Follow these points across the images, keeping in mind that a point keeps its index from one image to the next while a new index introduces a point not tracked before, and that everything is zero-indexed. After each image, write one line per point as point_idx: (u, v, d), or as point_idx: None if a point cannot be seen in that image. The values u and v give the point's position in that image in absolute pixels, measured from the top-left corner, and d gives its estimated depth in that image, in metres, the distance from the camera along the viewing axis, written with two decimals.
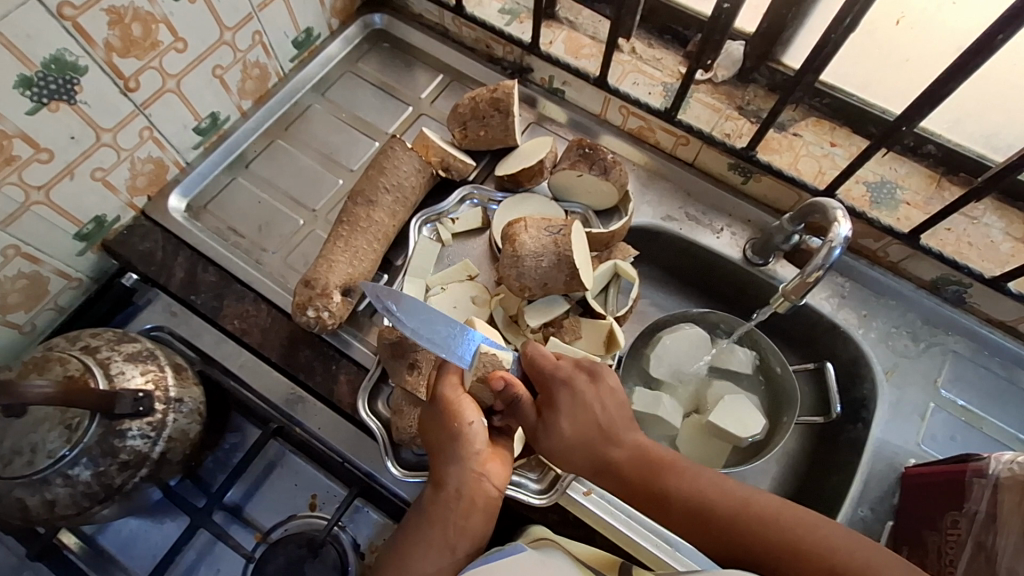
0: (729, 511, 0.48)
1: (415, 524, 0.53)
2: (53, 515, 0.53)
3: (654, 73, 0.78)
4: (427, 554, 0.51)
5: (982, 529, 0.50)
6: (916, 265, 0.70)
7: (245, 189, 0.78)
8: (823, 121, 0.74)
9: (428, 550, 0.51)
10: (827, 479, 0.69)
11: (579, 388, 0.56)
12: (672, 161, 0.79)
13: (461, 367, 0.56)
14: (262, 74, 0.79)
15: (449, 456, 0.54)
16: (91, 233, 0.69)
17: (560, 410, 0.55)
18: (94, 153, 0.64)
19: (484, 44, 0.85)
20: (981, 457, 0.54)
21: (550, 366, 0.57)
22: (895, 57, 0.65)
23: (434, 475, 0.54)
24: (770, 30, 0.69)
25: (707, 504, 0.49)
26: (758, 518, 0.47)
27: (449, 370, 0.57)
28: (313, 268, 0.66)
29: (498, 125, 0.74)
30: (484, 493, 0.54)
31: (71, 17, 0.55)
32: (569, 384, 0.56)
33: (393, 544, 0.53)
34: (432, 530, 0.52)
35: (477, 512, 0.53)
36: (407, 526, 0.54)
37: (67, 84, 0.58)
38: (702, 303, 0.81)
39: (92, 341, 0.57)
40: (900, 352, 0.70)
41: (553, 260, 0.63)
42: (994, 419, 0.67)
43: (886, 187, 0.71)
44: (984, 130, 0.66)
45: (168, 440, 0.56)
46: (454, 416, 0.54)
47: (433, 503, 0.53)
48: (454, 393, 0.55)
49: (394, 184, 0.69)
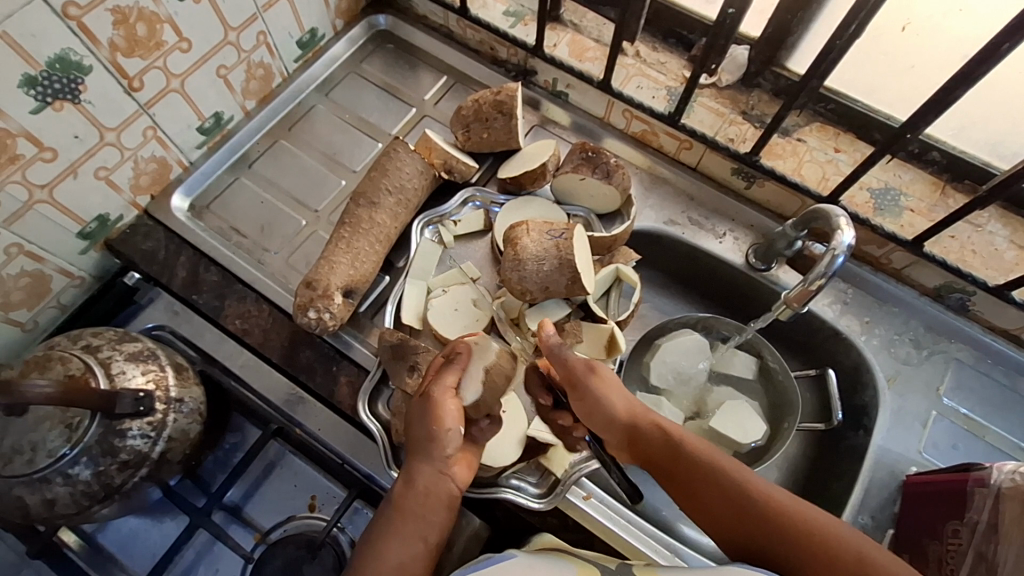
0: (759, 501, 0.47)
1: (385, 514, 0.52)
2: (52, 514, 0.53)
3: (658, 77, 0.78)
4: (398, 546, 0.50)
5: (983, 539, 0.50)
6: (920, 272, 0.70)
7: (247, 189, 0.78)
8: (828, 126, 0.74)
9: (393, 542, 0.50)
10: (828, 487, 0.68)
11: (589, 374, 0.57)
12: (676, 165, 0.78)
13: (454, 369, 0.55)
14: (266, 74, 0.79)
15: (424, 454, 0.53)
16: (94, 232, 0.69)
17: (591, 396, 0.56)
18: (97, 152, 0.64)
19: (488, 46, 0.84)
20: (983, 466, 0.54)
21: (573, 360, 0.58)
22: (901, 63, 0.65)
23: (407, 470, 0.54)
24: (775, 35, 0.69)
25: (740, 496, 0.48)
26: (789, 513, 0.46)
27: (439, 372, 0.55)
28: (314, 270, 0.66)
29: (501, 128, 0.74)
30: (447, 492, 0.54)
31: (75, 17, 0.55)
32: (590, 373, 0.57)
33: (366, 532, 0.53)
34: (400, 523, 0.51)
35: (442, 508, 0.53)
36: (378, 516, 0.53)
37: (70, 84, 0.58)
38: (704, 307, 0.81)
39: (93, 340, 0.57)
40: (902, 359, 0.70)
41: (554, 263, 0.63)
42: (996, 428, 0.67)
43: (890, 193, 0.71)
44: (989, 137, 0.65)
45: (168, 440, 0.56)
46: (436, 418, 0.53)
47: (403, 495, 0.52)
48: (444, 387, 0.54)
49: (397, 186, 0.69)
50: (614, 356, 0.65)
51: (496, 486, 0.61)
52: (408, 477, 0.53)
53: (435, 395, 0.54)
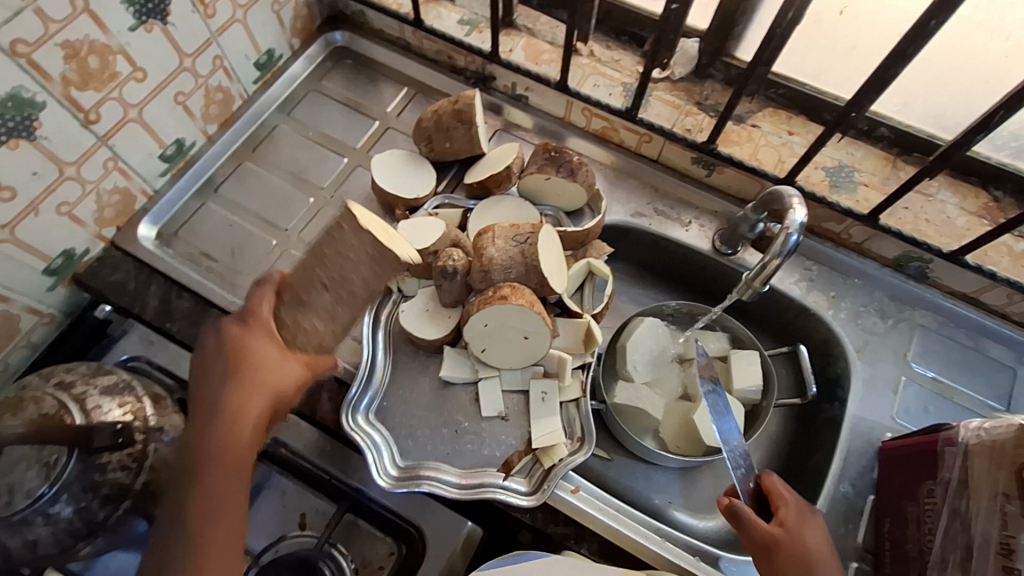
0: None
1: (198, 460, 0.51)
2: (35, 556, 0.53)
3: (613, 74, 0.80)
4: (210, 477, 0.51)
5: (956, 496, 0.53)
6: (879, 244, 0.72)
7: (214, 213, 0.78)
8: (780, 110, 0.76)
9: None
10: (808, 458, 0.71)
11: (230, 337, 0.55)
12: (638, 159, 0.80)
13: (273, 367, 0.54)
14: (225, 98, 0.79)
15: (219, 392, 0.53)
16: (60, 267, 0.68)
17: (800, 530, 0.55)
18: (58, 188, 0.63)
19: (446, 55, 0.86)
20: (950, 426, 0.56)
21: (237, 444, 0.52)
22: (843, 45, 0.68)
23: (228, 373, 0.54)
24: (722, 25, 0.71)
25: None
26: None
27: (257, 353, 0.54)
28: (201, 370, 0.55)
29: (462, 136, 0.75)
30: (242, 408, 0.53)
31: (25, 54, 0.55)
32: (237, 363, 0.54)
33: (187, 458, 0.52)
34: None
35: (244, 423, 0.53)
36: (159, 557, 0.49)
37: (25, 121, 0.57)
38: (677, 295, 0.82)
39: (66, 376, 0.56)
40: (869, 330, 0.72)
41: (521, 270, 0.64)
42: (964, 388, 0.69)
43: (844, 170, 0.73)
44: (933, 111, 0.69)
45: (150, 471, 0.56)
46: (238, 366, 0.54)
47: (230, 441, 0.52)
48: (249, 407, 0.53)
49: (337, 279, 0.52)
50: (592, 349, 0.66)
51: (485, 485, 0.62)
52: (232, 392, 0.53)
53: (220, 402, 0.53)
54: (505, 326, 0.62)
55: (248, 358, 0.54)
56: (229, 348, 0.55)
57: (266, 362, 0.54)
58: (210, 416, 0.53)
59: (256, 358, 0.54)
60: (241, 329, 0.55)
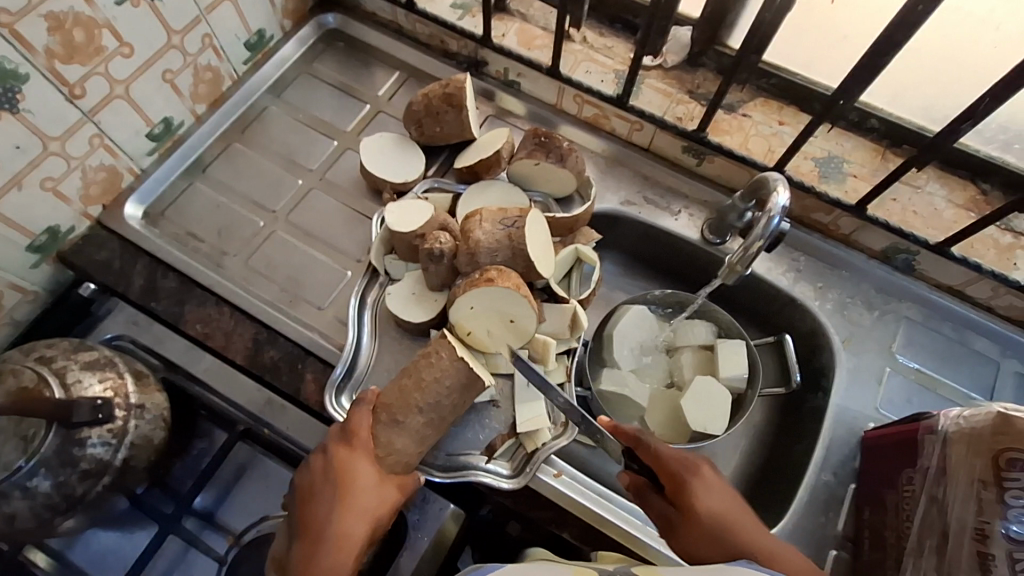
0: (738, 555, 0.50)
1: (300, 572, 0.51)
2: (14, 529, 0.53)
3: (605, 62, 0.79)
4: None
5: (933, 482, 0.53)
6: (866, 236, 0.72)
7: (202, 193, 0.78)
8: (771, 100, 0.76)
9: None
10: (791, 447, 0.71)
11: (334, 459, 0.56)
12: (629, 147, 0.80)
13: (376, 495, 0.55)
14: (214, 78, 0.78)
15: (330, 506, 0.54)
16: (44, 244, 0.67)
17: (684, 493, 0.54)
18: (42, 163, 0.63)
19: (438, 39, 0.85)
20: (931, 415, 0.56)
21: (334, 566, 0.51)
22: (834, 34, 0.68)
23: (338, 478, 0.55)
24: (715, 13, 0.71)
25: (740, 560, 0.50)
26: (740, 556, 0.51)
27: (357, 473, 0.55)
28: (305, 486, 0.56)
29: (452, 120, 0.74)
30: (356, 515, 0.54)
31: (8, 24, 0.54)
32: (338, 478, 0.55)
33: None
34: None
35: (345, 546, 0.52)
36: None
37: (8, 93, 0.57)
38: (665, 285, 0.82)
39: (47, 351, 0.56)
40: (855, 321, 0.72)
41: (508, 254, 0.64)
42: (948, 380, 0.70)
43: (834, 161, 0.73)
44: (923, 102, 0.68)
45: (130, 447, 0.56)
46: (342, 488, 0.55)
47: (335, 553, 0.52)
48: (354, 529, 0.53)
49: (430, 404, 0.57)
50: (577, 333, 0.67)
51: (469, 468, 0.62)
52: (340, 505, 0.54)
53: (328, 527, 0.53)
54: (490, 308, 0.62)
55: (353, 483, 0.55)
56: (332, 471, 0.55)
57: (364, 478, 0.55)
58: (320, 528, 0.53)
59: (363, 480, 0.55)
60: (342, 452, 0.56)
